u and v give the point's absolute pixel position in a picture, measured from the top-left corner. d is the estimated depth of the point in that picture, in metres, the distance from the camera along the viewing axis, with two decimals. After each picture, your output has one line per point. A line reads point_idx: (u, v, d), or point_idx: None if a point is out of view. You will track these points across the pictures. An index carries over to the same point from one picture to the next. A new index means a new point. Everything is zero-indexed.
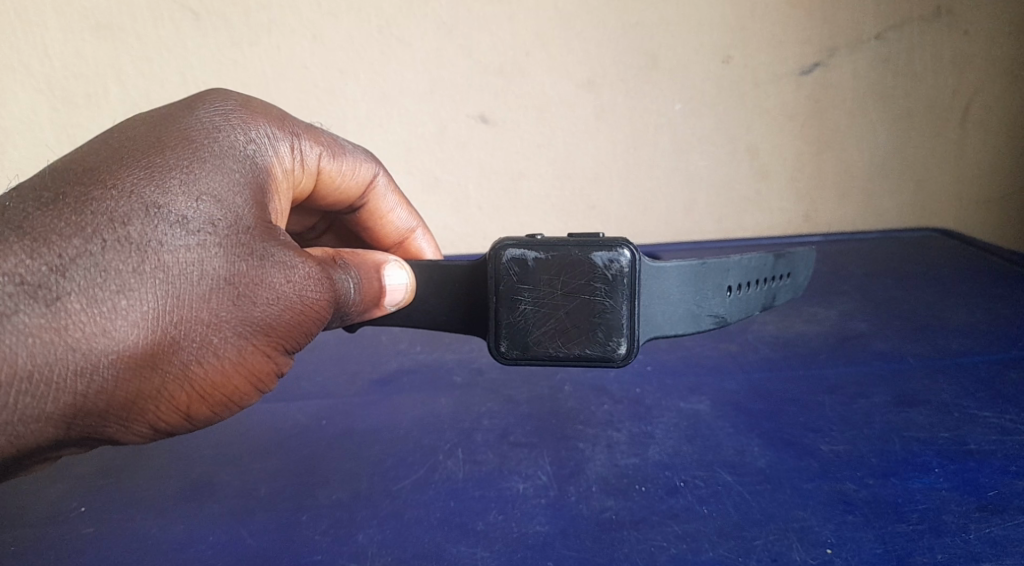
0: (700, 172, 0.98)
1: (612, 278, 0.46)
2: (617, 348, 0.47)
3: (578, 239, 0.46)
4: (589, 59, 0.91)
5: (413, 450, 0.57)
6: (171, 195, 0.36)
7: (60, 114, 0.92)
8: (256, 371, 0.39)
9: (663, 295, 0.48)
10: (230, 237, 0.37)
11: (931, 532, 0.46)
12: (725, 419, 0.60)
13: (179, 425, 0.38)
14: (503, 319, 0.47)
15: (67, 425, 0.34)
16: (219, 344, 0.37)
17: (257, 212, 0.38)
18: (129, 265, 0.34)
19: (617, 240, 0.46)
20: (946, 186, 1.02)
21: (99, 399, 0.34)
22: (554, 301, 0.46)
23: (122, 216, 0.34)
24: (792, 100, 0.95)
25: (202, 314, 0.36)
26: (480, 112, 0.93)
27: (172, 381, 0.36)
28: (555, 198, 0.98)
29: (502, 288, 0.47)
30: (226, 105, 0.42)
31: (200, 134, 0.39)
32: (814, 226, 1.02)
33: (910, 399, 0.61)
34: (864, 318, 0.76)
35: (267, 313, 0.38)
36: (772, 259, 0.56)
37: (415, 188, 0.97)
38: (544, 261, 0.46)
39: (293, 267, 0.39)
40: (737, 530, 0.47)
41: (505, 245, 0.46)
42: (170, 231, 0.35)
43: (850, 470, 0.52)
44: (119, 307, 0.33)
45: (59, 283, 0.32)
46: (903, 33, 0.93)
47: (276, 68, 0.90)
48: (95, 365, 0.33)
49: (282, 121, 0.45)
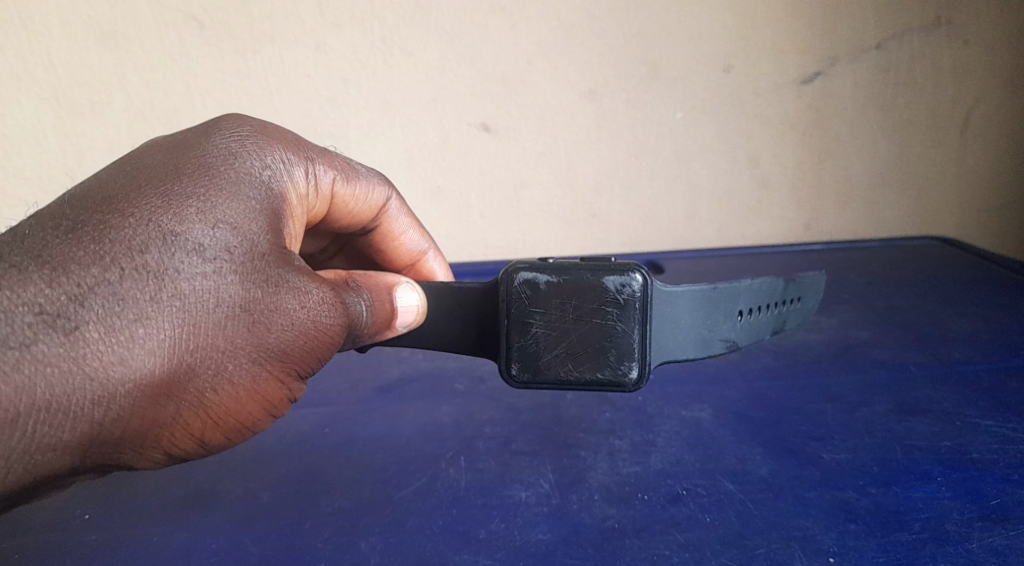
0: (702, 182, 0.98)
1: (623, 303, 0.46)
2: (628, 372, 0.47)
3: (590, 263, 0.47)
4: (590, 69, 0.91)
5: (415, 458, 0.57)
6: (188, 223, 0.37)
7: (64, 122, 0.93)
8: (269, 396, 0.41)
9: (674, 320, 0.49)
10: (245, 264, 0.38)
11: (934, 542, 0.46)
12: (727, 427, 0.60)
13: (194, 450, 0.39)
14: (515, 342, 0.48)
15: (83, 453, 0.35)
16: (233, 370, 0.38)
17: (272, 238, 0.40)
18: (147, 293, 0.35)
19: (629, 264, 0.47)
20: (946, 195, 1.02)
21: (117, 426, 0.35)
22: (565, 324, 0.47)
23: (140, 245, 0.36)
24: (793, 109, 0.95)
25: (217, 341, 0.37)
26: (482, 121, 0.93)
27: (187, 407, 0.37)
28: (557, 206, 0.99)
29: (514, 311, 0.47)
30: (242, 131, 0.43)
31: (217, 162, 0.40)
32: (814, 235, 1.03)
33: (912, 408, 0.61)
34: (865, 327, 0.76)
35: (281, 339, 0.39)
36: (783, 283, 0.56)
37: (417, 196, 0.97)
38: (555, 284, 0.46)
39: (306, 293, 0.40)
40: (739, 539, 0.47)
41: (517, 269, 0.47)
42: (186, 259, 0.36)
43: (851, 478, 0.52)
44: (136, 336, 0.35)
45: (77, 313, 0.34)
46: (903, 43, 0.93)
47: (280, 76, 0.91)
48: (112, 393, 0.34)
49: (297, 145, 0.46)
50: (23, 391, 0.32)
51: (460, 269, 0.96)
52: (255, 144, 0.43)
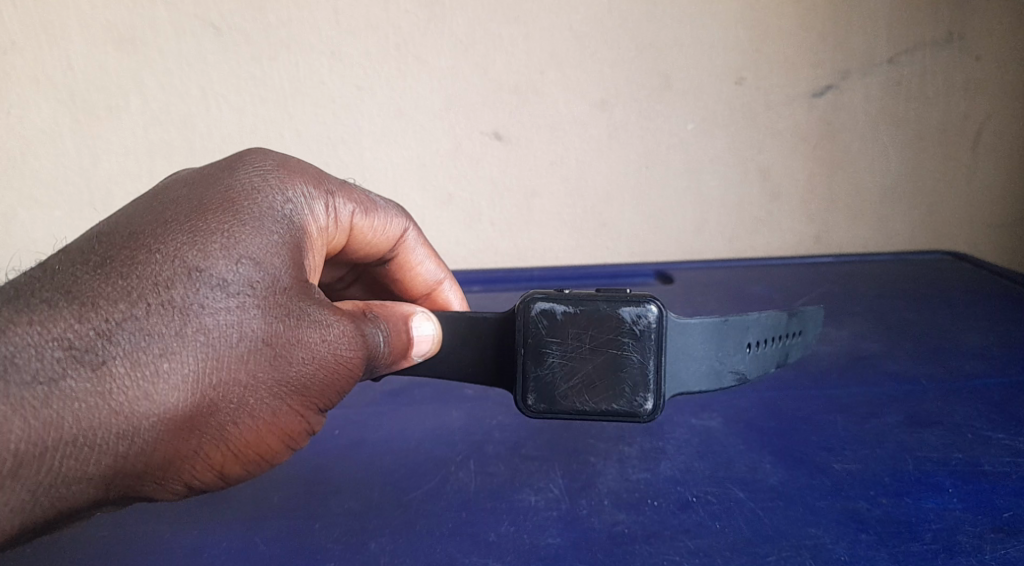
0: (713, 193, 0.98)
1: (637, 335, 0.47)
2: (643, 401, 0.47)
3: (606, 293, 0.47)
4: (602, 80, 0.92)
5: (423, 461, 0.57)
6: (213, 258, 0.38)
7: (81, 125, 0.94)
8: (290, 430, 0.41)
9: (687, 351, 0.49)
10: (268, 297, 0.39)
11: (945, 552, 0.46)
12: (737, 436, 0.60)
13: (214, 482, 0.40)
14: (531, 372, 0.48)
15: (107, 486, 0.36)
16: (254, 404, 0.39)
17: (295, 272, 0.41)
18: (171, 328, 0.36)
19: (645, 295, 0.47)
20: (960, 211, 1.00)
21: (140, 460, 0.36)
22: (582, 355, 0.47)
23: (166, 281, 0.36)
24: (806, 122, 0.95)
25: (240, 375, 0.38)
26: (494, 129, 0.94)
27: (209, 441, 0.38)
28: (568, 215, 0.99)
29: (535, 341, 0.47)
30: (266, 165, 0.44)
31: (241, 198, 0.41)
32: (825, 247, 1.01)
33: (923, 420, 0.61)
34: (877, 338, 0.75)
35: (303, 372, 0.40)
36: (786, 316, 0.56)
37: (428, 203, 0.98)
38: (572, 315, 0.47)
39: (327, 326, 0.41)
40: (749, 546, 0.47)
41: (534, 298, 0.47)
42: (211, 294, 0.37)
43: (862, 489, 0.52)
44: (161, 371, 0.35)
45: (104, 348, 0.34)
46: (916, 58, 0.93)
47: (295, 83, 0.92)
48: (136, 427, 0.35)
49: (318, 179, 0.47)
50: (50, 426, 0.33)
51: (468, 276, 0.96)
52: (278, 179, 0.44)
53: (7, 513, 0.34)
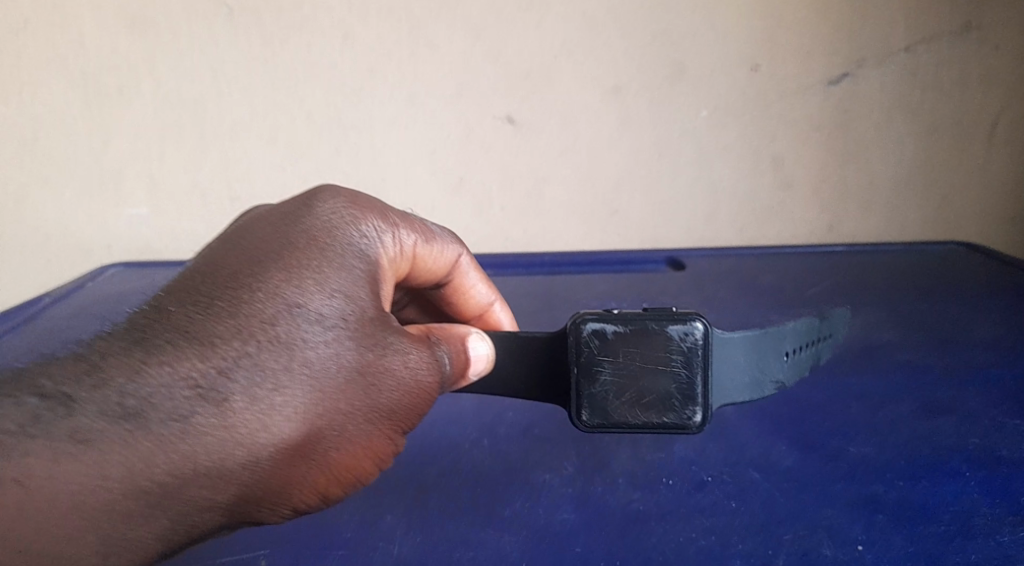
0: (725, 182, 0.98)
1: (685, 353, 0.48)
2: (692, 415, 0.48)
3: (654, 312, 0.48)
4: (615, 66, 0.92)
5: (437, 441, 0.57)
6: (310, 297, 0.40)
7: (93, 106, 0.94)
8: (382, 454, 0.44)
9: (731, 364, 0.51)
10: (359, 330, 0.41)
11: (963, 535, 0.46)
12: (751, 420, 0.59)
13: (318, 505, 0.43)
14: (584, 391, 0.49)
15: (230, 513, 0.39)
16: (354, 431, 0.42)
17: (379, 304, 0.43)
18: (281, 363, 0.39)
19: (690, 312, 0.48)
20: (974, 203, 1.00)
21: (257, 487, 0.39)
22: (633, 373, 0.48)
23: (272, 319, 0.39)
24: (820, 112, 0.94)
25: (341, 404, 0.40)
26: (505, 115, 0.94)
27: (316, 467, 0.41)
28: (578, 202, 0.98)
29: (587, 362, 0.48)
30: (340, 198, 0.46)
31: (324, 234, 0.43)
32: (837, 237, 1.01)
33: (938, 408, 0.60)
34: (890, 327, 0.75)
35: (393, 399, 0.43)
36: (818, 321, 0.59)
37: (438, 189, 0.97)
38: (623, 334, 0.48)
39: (412, 353, 0.43)
40: (764, 526, 0.47)
41: (584, 319, 0.48)
42: (312, 330, 0.40)
43: (878, 473, 0.52)
44: (276, 404, 0.38)
45: (225, 384, 0.37)
46: (932, 47, 0.92)
47: (307, 66, 0.91)
48: (256, 456, 0.38)
49: (387, 208, 0.48)
50: (183, 459, 0.36)
51: (478, 262, 0.96)
52: (352, 210, 0.46)
53: (148, 539, 0.37)
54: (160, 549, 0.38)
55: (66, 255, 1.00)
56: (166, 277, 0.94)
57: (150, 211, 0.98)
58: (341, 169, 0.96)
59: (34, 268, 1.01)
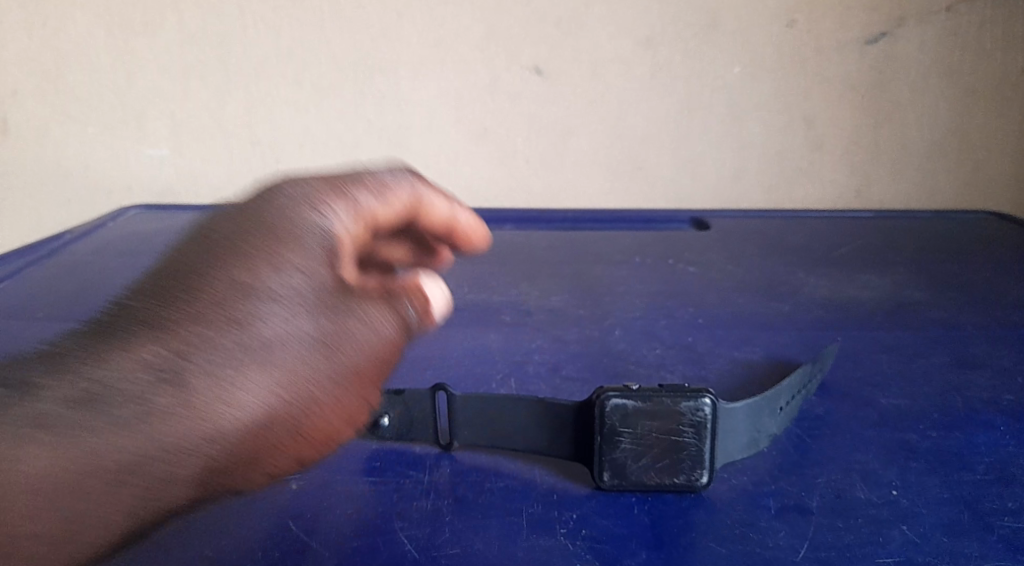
0: (754, 141, 0.96)
1: (696, 426, 0.44)
2: (698, 476, 0.45)
3: (670, 389, 0.45)
4: (649, 17, 0.90)
5: (465, 377, 0.57)
6: (266, 275, 0.36)
7: (116, 41, 0.93)
8: (356, 413, 0.39)
9: (737, 432, 0.47)
10: (320, 302, 0.37)
11: (1000, 481, 0.46)
12: (780, 369, 0.59)
13: (292, 468, 0.40)
14: (608, 460, 0.45)
15: (201, 486, 0.37)
16: (322, 394, 0.37)
17: (345, 271, 0.38)
18: (237, 339, 0.35)
19: (703, 389, 0.45)
20: (1006, 171, 0.98)
21: (223, 461, 0.36)
22: (655, 446, 0.45)
23: (225, 297, 0.36)
24: (855, 71, 0.93)
25: (308, 376, 0.37)
26: (534, 64, 0.92)
27: (287, 430, 0.37)
28: (605, 156, 0.97)
29: (597, 430, 0.45)
30: (309, 182, 0.39)
31: (284, 221, 0.38)
32: (864, 203, 1.00)
33: (971, 363, 0.60)
34: (920, 287, 0.74)
35: (364, 353, 0.38)
36: (807, 367, 0.53)
37: (464, 138, 0.96)
38: (646, 410, 0.44)
39: (378, 318, 0.38)
40: (796, 468, 0.47)
41: (605, 395, 0.45)
42: (268, 303, 0.36)
43: (911, 422, 0.52)
44: (237, 382, 0.35)
45: (183, 365, 0.35)
46: (974, 8, 0.90)
47: (335, 6, 0.90)
48: (220, 434, 0.35)
49: (361, 179, 0.41)
50: (144, 447, 0.35)
51: (501, 213, 0.95)
52: (318, 194, 0.39)
53: (119, 517, 0.36)
54: (118, 530, 0.37)
55: (88, 193, 1.00)
56: (188, 218, 0.94)
57: (172, 150, 0.98)
58: (366, 113, 0.95)
59: (56, 206, 1.01)
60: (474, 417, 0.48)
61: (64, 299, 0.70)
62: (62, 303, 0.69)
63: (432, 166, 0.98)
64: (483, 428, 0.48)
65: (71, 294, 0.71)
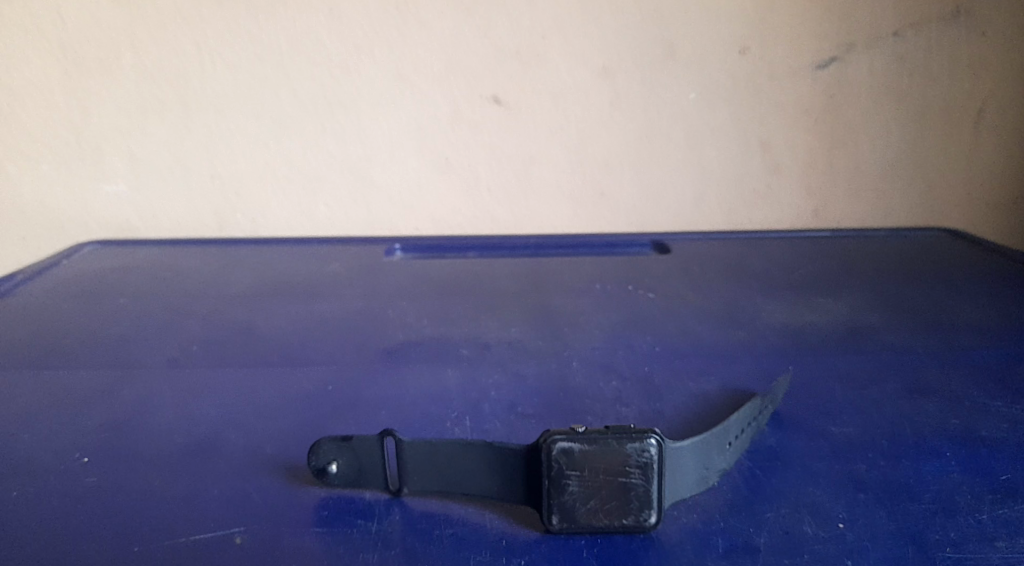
0: (713, 165, 0.97)
1: (643, 466, 0.45)
2: (647, 517, 0.45)
3: (616, 431, 0.45)
4: (605, 46, 0.91)
5: (420, 418, 0.57)
6: None
7: (71, 78, 0.92)
8: None
9: (685, 472, 0.47)
10: None
11: (944, 513, 0.46)
12: (735, 400, 0.59)
13: None
14: (556, 502, 0.45)
15: None
16: None
17: None
18: None
19: (649, 429, 0.46)
20: (959, 189, 1.00)
21: None
22: (602, 486, 0.45)
23: None
24: (809, 95, 0.94)
25: None
26: (493, 94, 0.93)
27: None
28: (566, 183, 0.98)
29: (546, 474, 0.45)
30: None
31: None
32: (824, 223, 1.01)
33: (922, 389, 0.60)
34: (875, 310, 0.75)
35: None
36: (758, 400, 0.53)
37: (425, 168, 0.96)
38: (591, 452, 0.45)
39: None
40: (746, 504, 0.47)
41: (552, 437, 0.45)
42: None
43: (860, 452, 0.52)
44: None
45: None
46: (922, 32, 0.92)
47: (292, 40, 0.90)
48: None
49: None
50: None
51: (464, 243, 0.95)
52: None
53: None
54: None
55: (46, 230, 0.99)
56: (148, 255, 0.93)
57: (131, 186, 0.97)
58: (327, 145, 0.95)
59: (13, 243, 0.99)
60: (425, 462, 0.48)
61: (15, 344, 0.69)
62: (12, 349, 0.68)
63: (395, 196, 0.98)
64: (434, 474, 0.48)
65: (22, 338, 0.70)
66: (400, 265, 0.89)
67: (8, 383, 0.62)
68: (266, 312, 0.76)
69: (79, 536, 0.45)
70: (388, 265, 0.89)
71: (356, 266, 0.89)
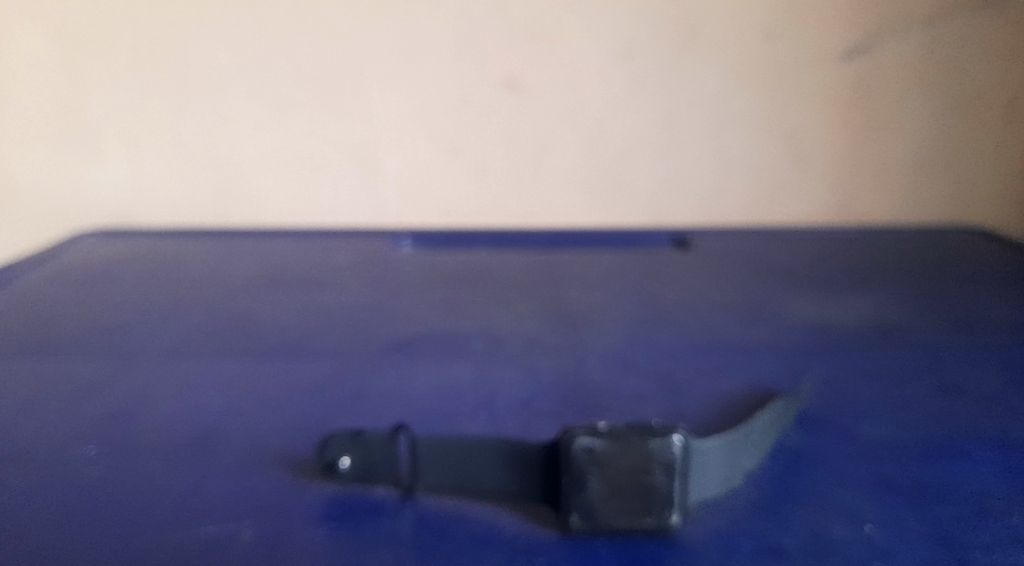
0: (731, 158, 0.95)
1: (667, 465, 0.43)
2: (670, 518, 0.43)
3: (639, 428, 0.43)
4: (623, 34, 0.89)
5: (432, 413, 0.55)
6: None
7: (82, 63, 0.91)
8: None
9: (709, 472, 0.45)
10: None
11: (981, 517, 0.44)
12: (756, 398, 0.57)
13: None
14: (575, 501, 0.43)
15: None
16: None
17: None
18: None
19: (672, 427, 0.44)
20: (985, 185, 0.97)
21: None
22: (624, 486, 0.43)
23: None
24: (830, 86, 0.92)
25: None
26: (508, 83, 0.91)
27: None
28: (580, 175, 0.96)
29: (565, 472, 0.43)
30: None
31: None
32: (845, 219, 0.98)
33: (952, 389, 0.58)
34: (900, 308, 0.73)
35: None
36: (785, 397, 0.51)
37: (437, 157, 0.95)
38: (613, 450, 0.43)
39: None
40: (772, 505, 0.45)
41: (573, 434, 0.43)
42: None
43: (890, 453, 0.50)
44: None
45: None
46: (949, 22, 0.90)
47: (305, 27, 0.89)
48: None
49: None
50: None
51: (476, 235, 0.93)
52: None
53: None
54: None
55: (55, 219, 0.98)
56: (155, 244, 0.91)
57: (142, 175, 0.96)
58: (337, 133, 0.94)
59: (20, 232, 0.98)
60: (439, 458, 0.47)
61: (20, 332, 0.68)
62: (17, 337, 0.67)
63: (405, 187, 0.96)
64: (446, 470, 0.47)
65: (27, 326, 0.69)
66: (410, 257, 0.88)
67: (11, 371, 0.61)
68: (273, 303, 0.74)
69: (79, 527, 0.44)
70: (400, 256, 0.88)
71: (365, 257, 0.87)
